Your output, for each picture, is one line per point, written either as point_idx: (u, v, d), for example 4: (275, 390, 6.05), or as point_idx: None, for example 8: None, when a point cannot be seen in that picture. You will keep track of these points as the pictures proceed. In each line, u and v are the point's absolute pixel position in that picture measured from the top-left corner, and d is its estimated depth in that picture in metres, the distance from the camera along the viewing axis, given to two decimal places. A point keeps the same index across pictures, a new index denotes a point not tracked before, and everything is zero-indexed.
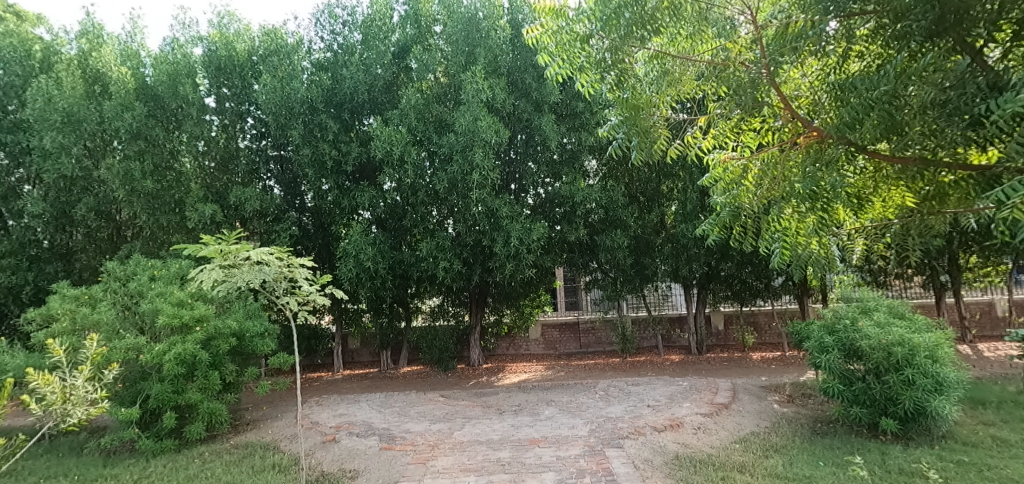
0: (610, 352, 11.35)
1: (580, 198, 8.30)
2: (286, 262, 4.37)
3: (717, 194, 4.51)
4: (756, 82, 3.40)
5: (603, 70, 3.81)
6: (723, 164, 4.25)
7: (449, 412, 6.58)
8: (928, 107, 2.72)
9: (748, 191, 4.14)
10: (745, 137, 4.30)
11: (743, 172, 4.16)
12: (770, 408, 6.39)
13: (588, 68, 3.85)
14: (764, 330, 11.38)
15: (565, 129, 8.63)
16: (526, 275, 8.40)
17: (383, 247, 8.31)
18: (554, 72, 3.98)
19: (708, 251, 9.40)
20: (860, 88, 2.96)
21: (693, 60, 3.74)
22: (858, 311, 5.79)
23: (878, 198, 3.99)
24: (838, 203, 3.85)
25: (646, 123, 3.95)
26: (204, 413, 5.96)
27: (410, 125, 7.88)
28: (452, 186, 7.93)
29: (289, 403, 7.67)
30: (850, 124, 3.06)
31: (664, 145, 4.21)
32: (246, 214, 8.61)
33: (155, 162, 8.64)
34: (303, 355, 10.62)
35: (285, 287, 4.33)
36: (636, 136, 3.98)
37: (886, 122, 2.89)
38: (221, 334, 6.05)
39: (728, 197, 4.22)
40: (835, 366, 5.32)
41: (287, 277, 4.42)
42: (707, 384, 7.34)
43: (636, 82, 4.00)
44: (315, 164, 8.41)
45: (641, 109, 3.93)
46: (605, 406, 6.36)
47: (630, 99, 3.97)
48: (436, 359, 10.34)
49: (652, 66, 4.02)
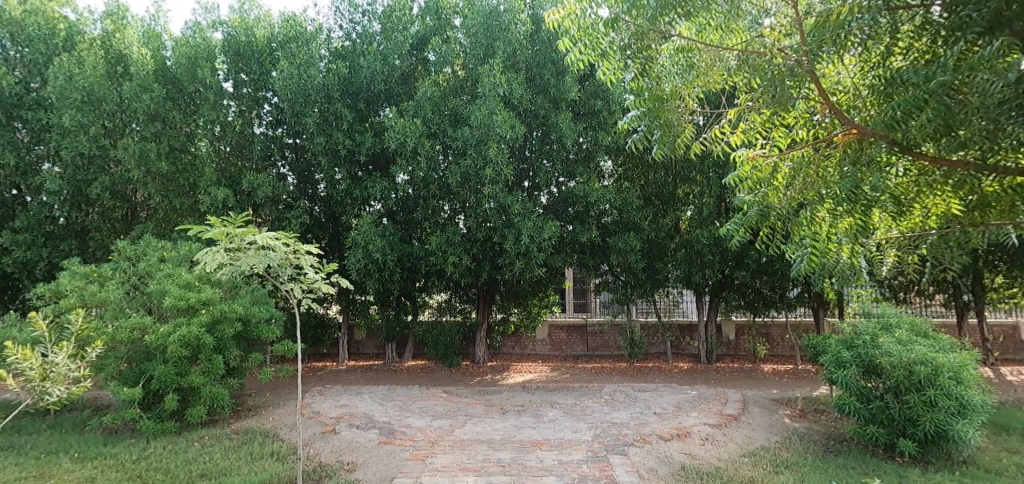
0: (618, 357, 11.19)
1: (594, 199, 8.15)
2: (293, 248, 4.27)
3: (742, 194, 4.40)
4: (792, 72, 3.29)
5: (626, 57, 3.75)
6: (751, 161, 4.17)
7: (452, 408, 6.49)
8: (987, 105, 2.57)
9: (777, 191, 4.04)
10: (777, 134, 4.18)
11: (772, 171, 4.09)
12: (782, 423, 6.19)
13: (611, 54, 3.75)
14: (777, 342, 11.14)
15: (583, 128, 8.49)
16: (536, 274, 8.28)
17: (392, 239, 8.24)
18: (576, 58, 3.83)
19: (723, 258, 9.21)
20: (911, 81, 2.78)
21: (724, 50, 3.64)
22: (878, 327, 5.59)
23: (916, 207, 3.87)
24: (875, 208, 3.73)
25: (671, 115, 3.80)
26: (208, 397, 5.91)
27: (425, 117, 7.80)
28: (464, 181, 7.82)
29: (292, 391, 7.65)
30: (897, 120, 2.91)
31: (688, 140, 4.09)
32: (259, 200, 8.60)
33: (170, 144, 8.67)
34: (308, 344, 10.59)
35: (289, 274, 4.25)
36: (659, 129, 3.85)
37: (940, 119, 2.73)
38: (226, 318, 6.02)
39: (756, 196, 4.08)
40: (852, 383, 5.13)
41: (292, 263, 4.34)
42: (717, 394, 7.15)
43: (660, 73, 3.91)
44: (329, 153, 8.41)
45: (667, 100, 3.79)
46: (611, 411, 6.22)
47: (655, 90, 3.82)
48: (441, 354, 10.27)
49: (677, 59, 3.92)
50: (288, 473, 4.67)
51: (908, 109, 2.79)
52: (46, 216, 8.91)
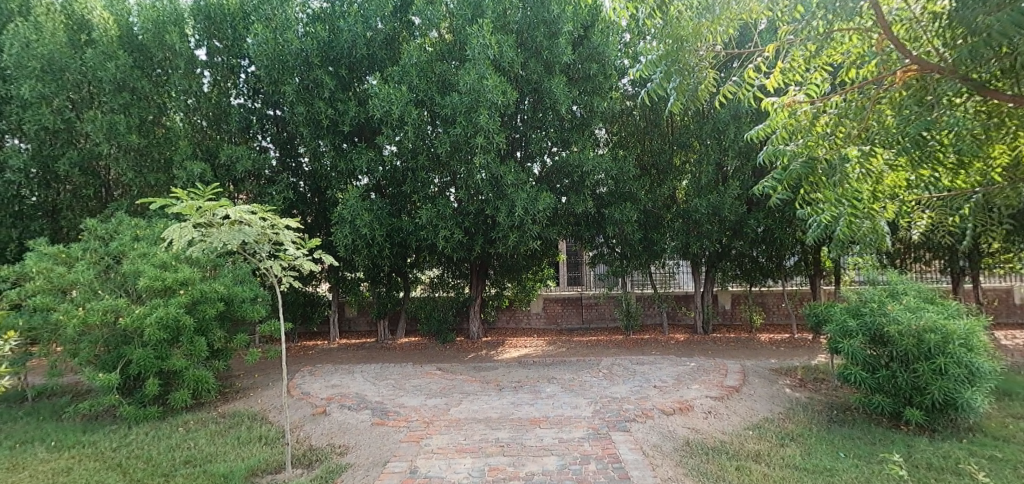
0: (613, 329, 11.10)
1: (589, 168, 7.85)
2: (270, 222, 3.95)
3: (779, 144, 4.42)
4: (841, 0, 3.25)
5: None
6: (789, 107, 4.21)
7: (446, 386, 6.31)
8: None
9: (821, 139, 4.11)
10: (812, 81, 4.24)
11: (814, 119, 4.14)
12: (783, 393, 6.08)
13: None
14: (773, 310, 11.08)
15: (577, 93, 8.12)
16: (530, 247, 8.01)
17: (380, 213, 7.92)
18: None
19: (720, 228, 9.00)
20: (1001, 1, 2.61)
21: None
22: (885, 294, 5.44)
23: (962, 164, 4.07)
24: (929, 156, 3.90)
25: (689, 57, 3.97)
26: (192, 381, 5.66)
27: (411, 84, 7.39)
28: (453, 151, 7.47)
29: (282, 372, 7.43)
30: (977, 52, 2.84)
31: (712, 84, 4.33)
32: (238, 174, 8.21)
33: (141, 117, 8.20)
34: (298, 322, 10.34)
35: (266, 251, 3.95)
36: (679, 73, 4.06)
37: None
38: (208, 298, 5.74)
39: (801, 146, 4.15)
40: (859, 352, 4.99)
41: (271, 238, 4.04)
42: (716, 366, 7.03)
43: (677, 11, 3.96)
44: (311, 123, 8.03)
45: (686, 41, 3.93)
46: (610, 386, 6.06)
47: (671, 29, 3.96)
48: (434, 330, 10.06)
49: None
50: (276, 459, 4.45)
51: (1005, 29, 2.48)
52: (13, 194, 8.51)
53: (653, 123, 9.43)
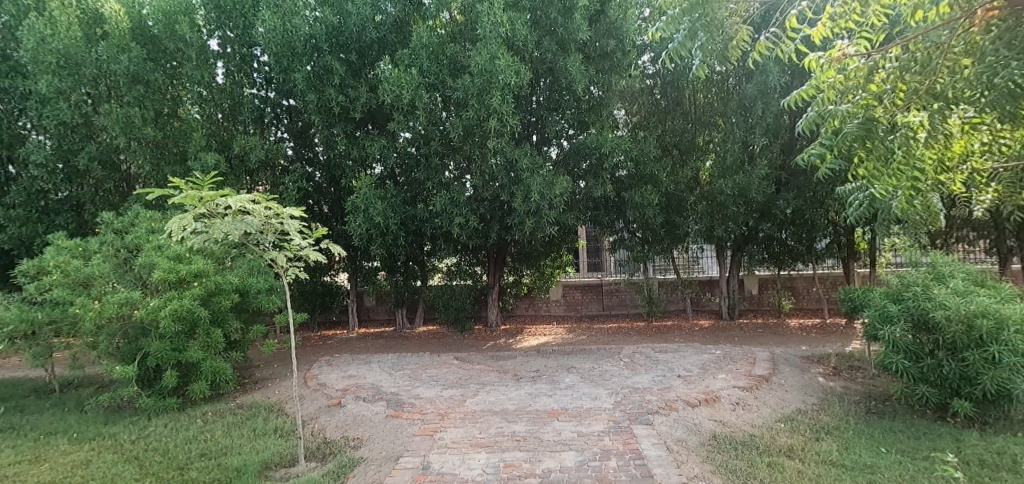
0: (635, 316, 10.83)
1: (608, 150, 7.53)
2: (274, 211, 3.82)
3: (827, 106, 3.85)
4: None
5: None
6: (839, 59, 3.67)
7: (463, 376, 6.18)
8: None
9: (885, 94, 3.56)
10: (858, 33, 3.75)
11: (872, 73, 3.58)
12: (816, 382, 5.77)
13: None
14: (803, 295, 10.65)
15: (594, 72, 7.81)
16: (547, 233, 7.78)
17: (394, 200, 7.79)
18: None
19: (746, 210, 8.62)
20: None
21: None
22: (929, 278, 5.05)
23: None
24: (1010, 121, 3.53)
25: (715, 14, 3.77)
26: (210, 373, 5.64)
27: (421, 66, 7.19)
28: (467, 136, 7.27)
29: (301, 363, 7.42)
30: None
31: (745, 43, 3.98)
32: (252, 165, 8.16)
33: (156, 109, 8.22)
34: (317, 312, 10.37)
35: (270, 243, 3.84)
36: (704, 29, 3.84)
37: None
38: (222, 289, 5.71)
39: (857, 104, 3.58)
40: (901, 339, 4.66)
41: (275, 228, 3.91)
42: (744, 354, 6.74)
43: None
44: (322, 111, 7.93)
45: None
46: (631, 376, 5.84)
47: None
48: (452, 318, 9.88)
49: None
50: (290, 452, 4.37)
51: None
52: (38, 190, 8.65)
53: (675, 102, 9.05)
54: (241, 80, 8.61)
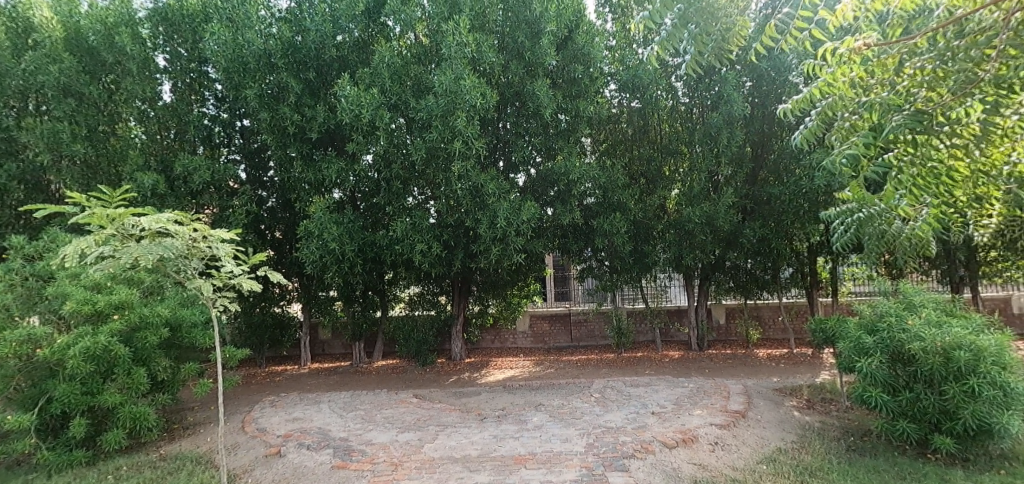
0: (604, 347, 10.54)
1: (577, 176, 7.31)
2: (199, 233, 3.39)
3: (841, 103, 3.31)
4: None
5: None
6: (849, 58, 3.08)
7: (422, 417, 5.67)
8: None
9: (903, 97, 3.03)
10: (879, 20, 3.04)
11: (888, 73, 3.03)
12: (792, 417, 5.55)
13: None
14: (769, 325, 10.62)
15: (562, 98, 7.67)
16: (514, 261, 7.44)
17: (351, 226, 7.31)
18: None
19: (714, 239, 8.52)
20: None
21: None
22: (903, 307, 4.92)
23: None
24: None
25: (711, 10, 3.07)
26: (128, 420, 4.98)
27: (383, 86, 6.85)
28: (430, 159, 6.93)
29: (242, 404, 6.73)
30: None
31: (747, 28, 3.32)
32: (196, 187, 7.54)
33: (88, 126, 7.63)
34: (266, 345, 9.66)
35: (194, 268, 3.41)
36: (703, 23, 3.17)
37: None
38: (149, 324, 5.11)
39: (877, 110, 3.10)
40: (879, 372, 4.49)
41: (201, 253, 3.46)
42: (717, 387, 6.49)
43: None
44: (275, 130, 7.44)
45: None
46: (603, 413, 5.48)
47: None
48: (414, 353, 9.34)
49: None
50: None
51: None
52: None
53: (642, 131, 9.04)
54: (192, 101, 8.10)
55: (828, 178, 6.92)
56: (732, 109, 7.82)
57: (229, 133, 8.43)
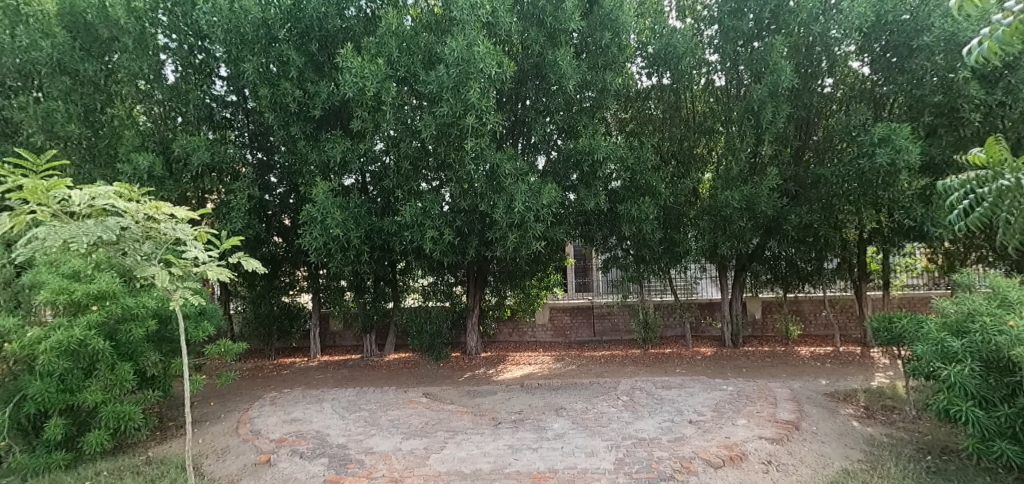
0: (629, 342, 9.89)
1: (602, 156, 6.62)
2: (152, 209, 3.32)
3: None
4: None
5: None
6: None
7: (431, 421, 5.12)
8: None
9: None
10: None
11: None
12: (853, 430, 4.83)
13: None
14: (810, 320, 9.80)
15: (587, 70, 6.98)
16: (532, 250, 6.81)
17: (357, 211, 6.78)
18: None
19: (754, 225, 7.72)
20: None
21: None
22: (996, 304, 4.13)
23: None
24: None
25: None
26: (113, 419, 4.57)
27: (389, 56, 6.27)
28: (441, 137, 6.30)
29: (242, 401, 6.32)
30: None
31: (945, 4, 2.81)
32: (195, 170, 7.08)
33: (84, 104, 7.28)
34: (275, 337, 9.32)
35: (147, 247, 3.41)
36: None
37: None
38: (135, 315, 4.69)
39: None
40: (970, 381, 3.79)
41: (158, 234, 3.39)
42: (760, 391, 5.79)
43: None
44: (277, 108, 6.94)
45: None
46: (633, 421, 4.84)
47: None
48: (427, 346, 8.77)
49: None
50: None
51: None
52: None
53: (673, 108, 8.30)
54: (195, 80, 7.65)
55: (891, 155, 6.08)
56: (778, 81, 6.92)
57: (234, 114, 8.00)
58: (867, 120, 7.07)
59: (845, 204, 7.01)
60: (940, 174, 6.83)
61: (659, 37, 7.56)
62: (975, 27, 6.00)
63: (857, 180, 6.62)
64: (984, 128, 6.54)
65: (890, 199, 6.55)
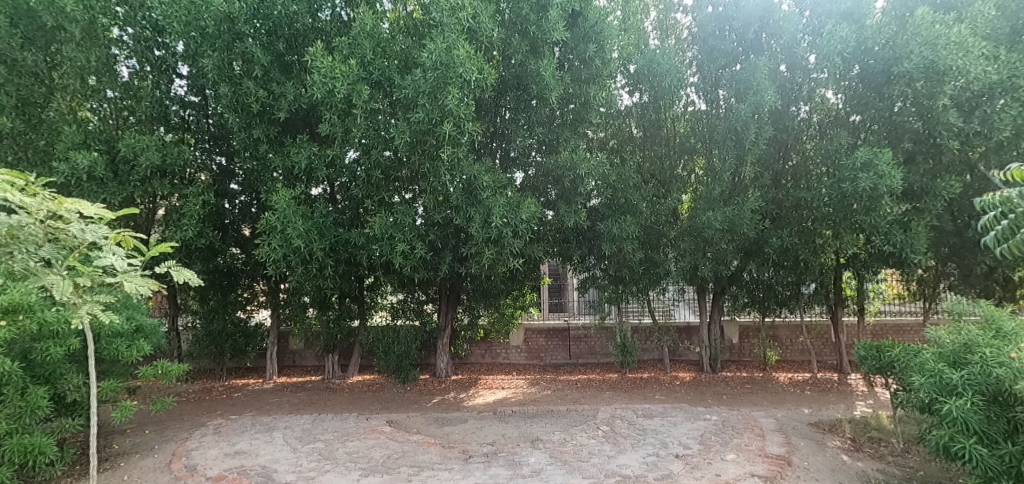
0: (605, 365, 9.57)
1: (584, 171, 6.34)
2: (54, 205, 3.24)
3: None
4: None
5: None
6: None
7: (394, 454, 4.63)
8: None
9: None
10: None
11: None
12: (845, 465, 4.56)
13: None
14: (787, 345, 9.68)
15: (570, 82, 6.73)
16: (509, 268, 6.44)
17: (322, 221, 6.30)
18: None
19: (736, 248, 7.55)
20: None
21: None
22: (993, 335, 3.93)
23: None
24: None
25: None
26: (17, 454, 3.95)
27: (362, 57, 5.89)
28: (415, 145, 5.91)
29: (183, 429, 5.68)
30: None
31: None
32: (142, 172, 6.48)
33: (20, 96, 6.62)
34: (227, 356, 8.61)
35: (53, 249, 3.38)
36: None
37: None
38: (53, 331, 4.12)
39: None
40: (971, 416, 3.55)
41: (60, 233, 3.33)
42: (745, 421, 5.51)
43: None
44: (238, 109, 6.45)
45: None
46: (615, 455, 4.46)
47: None
48: (393, 368, 8.22)
49: None
50: None
51: None
52: None
53: (654, 127, 8.16)
54: (152, 79, 7.19)
55: (874, 180, 5.98)
56: (760, 102, 6.83)
57: (192, 116, 7.43)
58: (848, 144, 7.04)
59: (826, 229, 6.90)
60: (919, 200, 6.79)
61: (644, 55, 7.43)
62: (954, 55, 5.79)
63: (839, 204, 6.53)
64: (961, 156, 6.55)
65: (871, 224, 6.46)
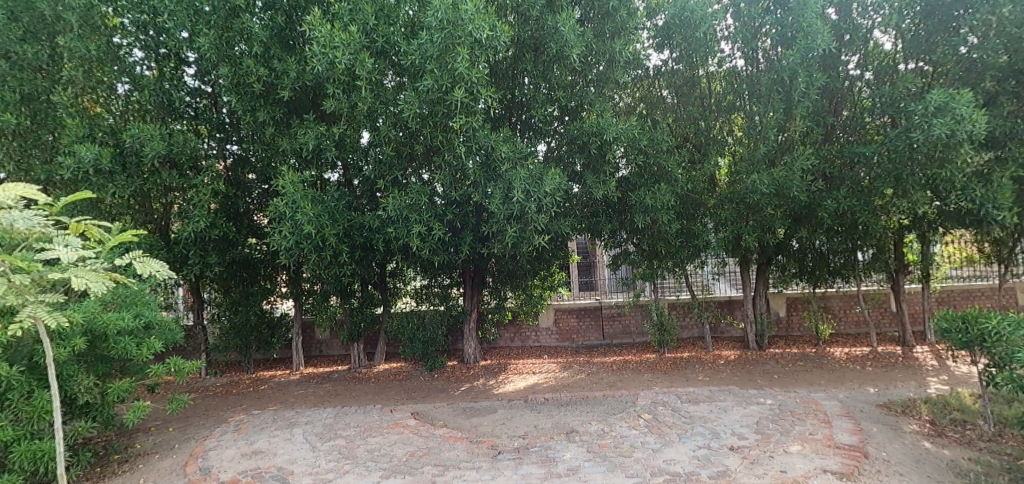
0: (642, 345, 9.05)
1: (611, 136, 5.75)
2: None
3: None
4: None
5: None
6: None
7: (417, 451, 4.27)
8: None
9: None
10: None
11: None
12: (931, 455, 3.95)
13: None
14: (840, 317, 8.93)
15: (592, 39, 6.11)
16: (533, 245, 5.96)
17: (334, 204, 5.93)
18: None
19: (784, 213, 6.85)
20: None
21: None
22: None
23: None
24: None
25: None
26: (27, 460, 3.77)
27: (364, 24, 5.41)
28: (426, 118, 5.44)
29: (205, 426, 5.49)
30: None
31: None
32: (149, 163, 6.23)
33: (23, 92, 6.44)
34: (253, 348, 8.47)
35: None
36: None
37: None
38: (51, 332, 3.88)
39: None
40: None
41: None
42: (805, 405, 4.93)
43: None
44: (242, 91, 6.10)
45: None
46: (661, 448, 3.99)
47: None
48: (420, 355, 7.92)
49: None
50: None
51: None
52: None
53: (686, 86, 7.48)
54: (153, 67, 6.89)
55: (951, 125, 5.18)
56: (813, 45, 6.01)
57: (201, 105, 7.11)
58: (914, 90, 6.19)
59: (888, 187, 6.13)
60: (1000, 148, 5.93)
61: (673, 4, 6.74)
62: None
63: (905, 158, 5.75)
64: None
65: (945, 178, 5.66)
